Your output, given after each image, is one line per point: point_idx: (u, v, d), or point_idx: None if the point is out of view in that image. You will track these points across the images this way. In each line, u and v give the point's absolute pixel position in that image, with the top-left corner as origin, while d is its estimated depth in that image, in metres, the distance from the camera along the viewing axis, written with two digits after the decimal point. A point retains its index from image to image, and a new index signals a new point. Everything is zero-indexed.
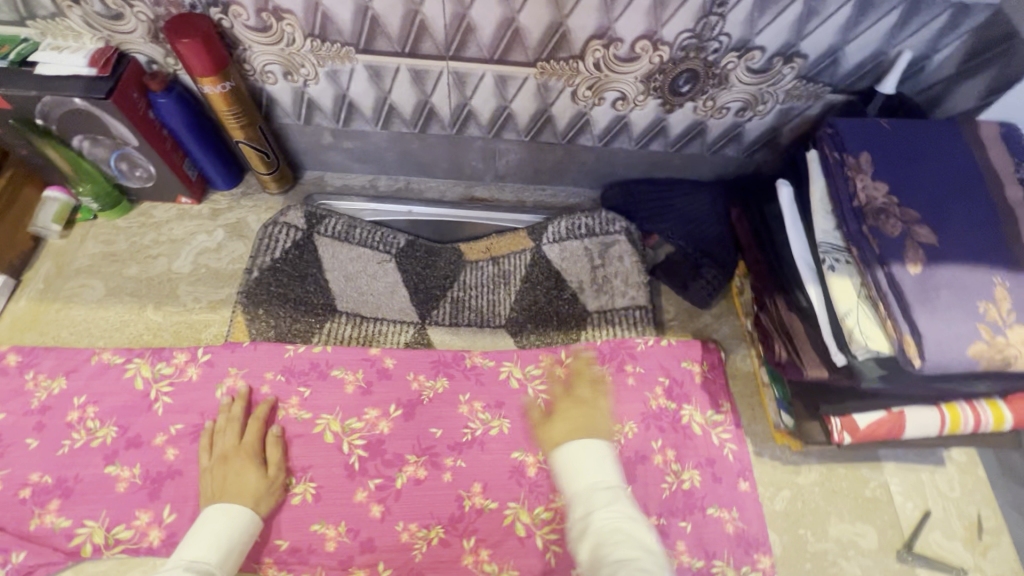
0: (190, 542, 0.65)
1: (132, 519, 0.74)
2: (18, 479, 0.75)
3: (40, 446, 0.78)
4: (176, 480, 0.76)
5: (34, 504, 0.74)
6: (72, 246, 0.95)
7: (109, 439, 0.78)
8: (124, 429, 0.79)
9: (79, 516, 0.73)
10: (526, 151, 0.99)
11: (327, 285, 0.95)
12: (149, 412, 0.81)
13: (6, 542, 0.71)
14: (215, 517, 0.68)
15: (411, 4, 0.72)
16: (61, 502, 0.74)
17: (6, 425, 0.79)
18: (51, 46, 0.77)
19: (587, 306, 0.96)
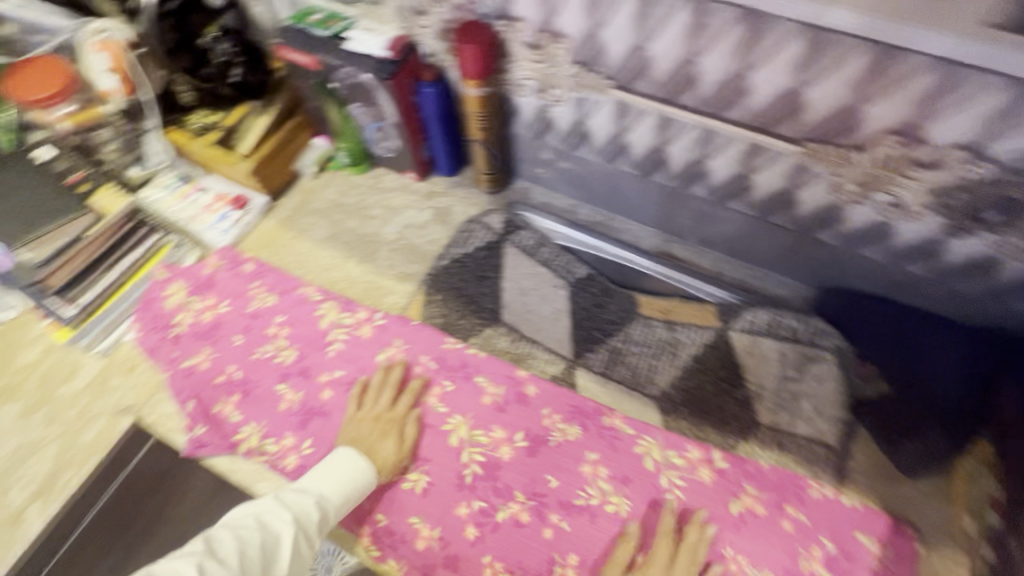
0: (324, 474, 0.72)
1: (281, 437, 0.84)
2: (219, 366, 0.90)
3: (242, 345, 0.92)
4: (321, 419, 0.85)
5: (223, 391, 0.88)
6: (317, 188, 1.11)
7: (288, 361, 0.90)
8: (301, 357, 0.90)
9: (248, 416, 0.86)
10: (748, 226, 0.89)
11: (499, 293, 0.97)
12: (323, 350, 0.90)
13: (196, 413, 0.86)
14: (346, 465, 0.74)
15: (690, 54, 0.67)
16: (240, 398, 0.87)
17: (228, 318, 0.95)
18: (364, 27, 0.89)
19: (759, 416, 0.83)
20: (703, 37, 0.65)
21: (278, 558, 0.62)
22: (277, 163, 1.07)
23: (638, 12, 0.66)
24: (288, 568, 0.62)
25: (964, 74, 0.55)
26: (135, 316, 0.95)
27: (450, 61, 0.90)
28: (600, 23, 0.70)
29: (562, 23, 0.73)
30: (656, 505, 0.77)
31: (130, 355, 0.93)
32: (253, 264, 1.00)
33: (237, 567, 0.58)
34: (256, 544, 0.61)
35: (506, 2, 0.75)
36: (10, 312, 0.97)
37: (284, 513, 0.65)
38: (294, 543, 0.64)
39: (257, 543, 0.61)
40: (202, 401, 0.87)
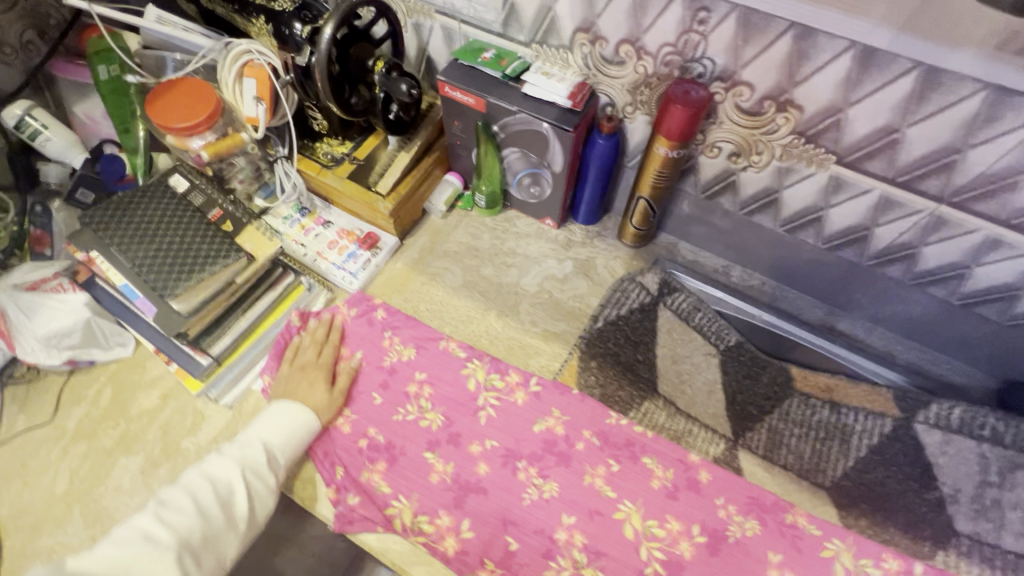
0: (265, 424, 0.75)
1: (436, 515, 0.75)
2: (359, 428, 0.81)
3: (382, 404, 0.83)
4: (481, 497, 0.76)
5: (367, 458, 0.79)
6: (447, 228, 1.03)
7: (435, 426, 0.81)
8: (449, 422, 0.82)
9: (398, 488, 0.77)
10: (939, 311, 0.84)
11: (655, 362, 0.91)
12: (473, 416, 0.82)
13: (346, 482, 0.77)
14: (281, 410, 0.77)
15: (959, 143, 0.61)
16: (388, 466, 0.79)
17: (365, 371, 0.86)
18: (541, 71, 0.82)
19: (956, 522, 0.77)
20: (987, 129, 0.59)
21: (235, 496, 0.68)
22: (412, 202, 0.99)
23: (911, 95, 0.60)
24: (245, 502, 0.68)
25: None
26: (264, 369, 0.85)
27: (632, 113, 0.83)
28: (853, 100, 0.63)
29: (801, 95, 0.66)
30: None
31: (258, 406, 0.85)
32: (387, 309, 0.91)
33: (190, 509, 0.65)
34: (208, 490, 0.67)
35: (736, 66, 0.68)
36: (124, 349, 0.89)
37: (235, 462, 0.70)
38: (244, 484, 0.69)
39: (207, 491, 0.67)
40: (350, 468, 0.79)
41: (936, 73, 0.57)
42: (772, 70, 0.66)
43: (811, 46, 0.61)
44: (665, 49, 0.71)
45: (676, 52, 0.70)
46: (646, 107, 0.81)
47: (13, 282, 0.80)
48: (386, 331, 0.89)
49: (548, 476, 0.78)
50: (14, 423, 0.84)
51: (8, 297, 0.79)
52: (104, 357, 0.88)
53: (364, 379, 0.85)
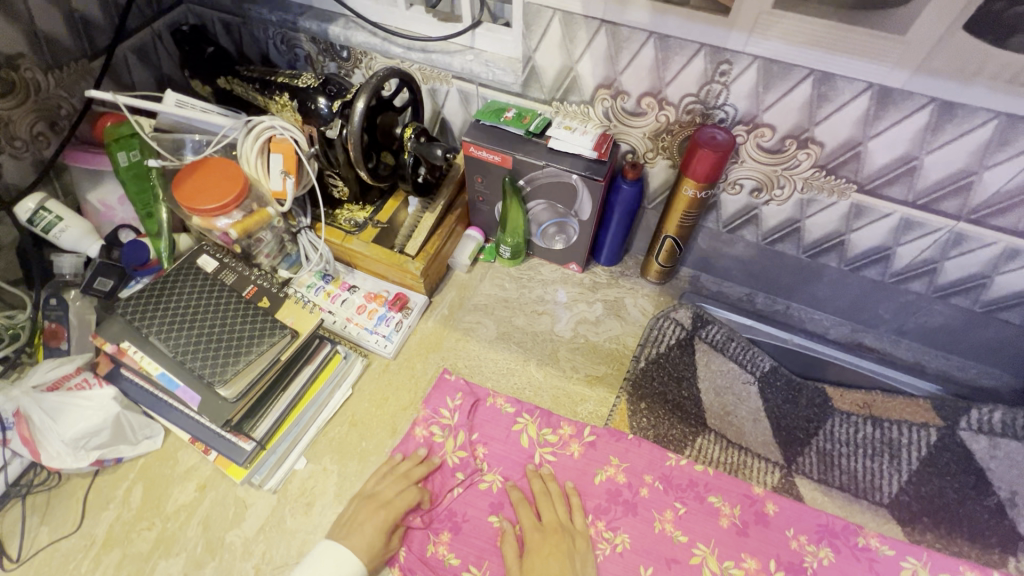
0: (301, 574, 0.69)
1: None
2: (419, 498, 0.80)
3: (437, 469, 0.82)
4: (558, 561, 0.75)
5: (429, 530, 0.78)
6: (473, 282, 1.04)
7: (494, 488, 0.81)
8: (508, 481, 0.81)
9: (466, 559, 0.76)
10: (960, 319, 0.88)
11: (699, 395, 0.91)
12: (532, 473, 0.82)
13: (412, 562, 0.75)
14: (317, 558, 0.70)
15: (975, 165, 0.66)
16: (451, 536, 0.77)
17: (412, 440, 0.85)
18: (563, 125, 0.85)
19: (1018, 525, 0.79)
20: (1000, 153, 0.64)
21: None
22: (438, 260, 0.99)
23: (927, 127, 0.65)
24: None
25: None
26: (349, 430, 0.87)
27: (654, 159, 0.86)
28: (872, 134, 0.68)
29: (821, 132, 0.71)
30: None
31: (305, 486, 0.82)
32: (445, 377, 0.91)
33: None
34: None
35: (757, 110, 0.72)
36: (152, 441, 0.84)
37: None
38: None
39: None
40: (412, 546, 0.76)
41: (950, 107, 0.62)
42: (793, 112, 0.70)
43: (830, 90, 0.66)
44: (688, 99, 0.75)
45: (698, 101, 0.75)
46: (667, 153, 0.84)
47: (33, 384, 0.76)
48: (438, 394, 0.89)
49: (618, 528, 0.77)
50: (37, 537, 0.77)
51: (33, 401, 0.74)
52: (133, 453, 0.82)
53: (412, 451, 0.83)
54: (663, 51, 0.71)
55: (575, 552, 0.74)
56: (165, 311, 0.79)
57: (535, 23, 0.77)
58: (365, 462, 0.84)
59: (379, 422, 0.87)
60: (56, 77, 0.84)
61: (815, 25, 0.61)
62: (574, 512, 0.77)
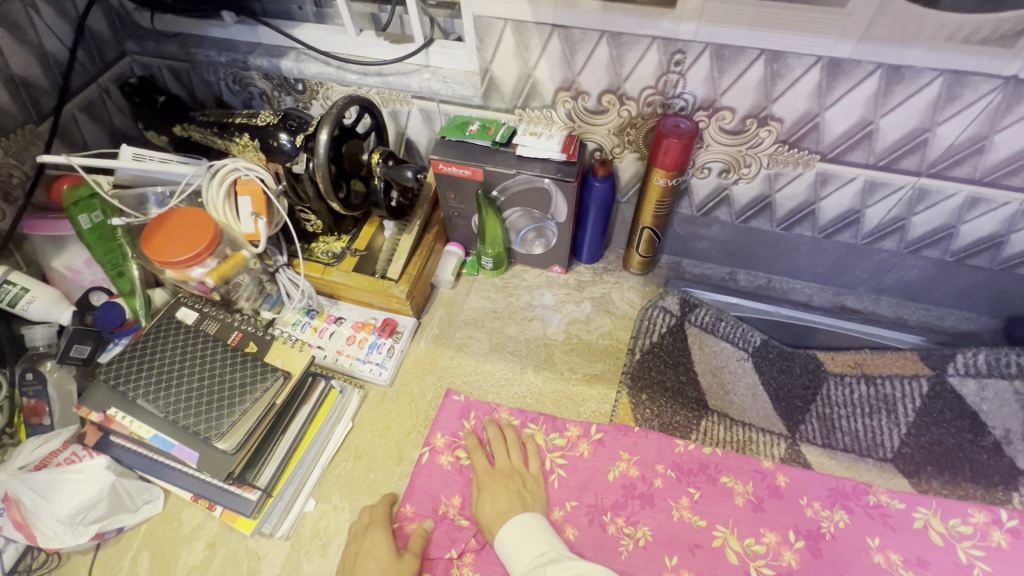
0: None
1: None
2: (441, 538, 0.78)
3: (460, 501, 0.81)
4: None
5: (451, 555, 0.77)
6: (460, 297, 1.04)
7: None
8: None
9: None
10: (934, 271, 0.90)
11: (697, 378, 0.92)
12: (547, 482, 0.81)
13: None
14: None
15: (928, 123, 0.68)
16: (475, 557, 0.77)
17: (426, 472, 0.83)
18: (529, 131, 0.85)
19: (1017, 461, 0.81)
20: (950, 108, 0.66)
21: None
22: (422, 280, 0.99)
23: (878, 92, 0.67)
24: None
25: None
26: (355, 463, 0.86)
27: (622, 154, 0.87)
28: (827, 104, 0.70)
29: (779, 108, 0.73)
30: None
31: (318, 528, 0.80)
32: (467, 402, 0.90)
33: None
34: None
35: (715, 95, 0.74)
36: (153, 505, 0.81)
37: None
38: None
39: None
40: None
41: (897, 70, 0.64)
42: (749, 93, 0.72)
43: (782, 66, 0.68)
44: (647, 92, 0.76)
45: (658, 93, 0.76)
46: (633, 146, 0.85)
47: (19, 465, 0.72)
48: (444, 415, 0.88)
49: (638, 522, 0.77)
50: None
51: (22, 482, 0.70)
52: (134, 520, 0.79)
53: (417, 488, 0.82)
54: (616, 49, 0.72)
55: (529, 490, 0.78)
56: (151, 370, 0.77)
57: (488, 36, 0.77)
58: (376, 495, 0.83)
59: (383, 452, 0.87)
60: (3, 145, 0.81)
61: (753, 7, 0.63)
62: (595, 516, 0.78)
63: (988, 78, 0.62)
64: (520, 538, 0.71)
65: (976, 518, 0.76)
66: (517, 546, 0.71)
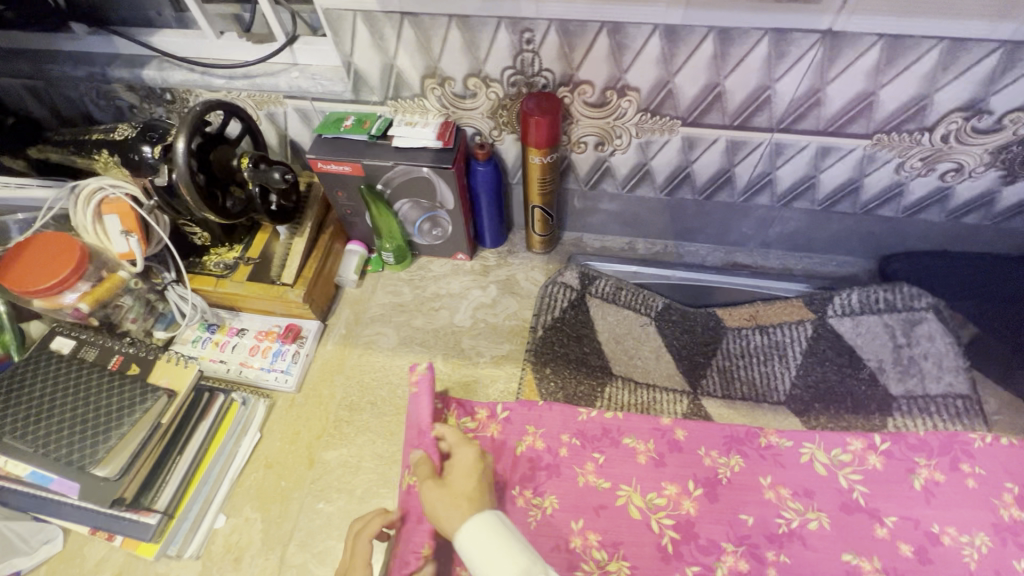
0: None
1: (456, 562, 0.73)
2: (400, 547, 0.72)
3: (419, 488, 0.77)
4: None
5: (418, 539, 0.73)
6: (366, 295, 1.03)
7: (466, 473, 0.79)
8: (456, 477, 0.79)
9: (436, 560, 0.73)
10: (809, 220, 0.95)
11: (601, 347, 0.95)
12: None
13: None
14: None
15: (766, 81, 0.72)
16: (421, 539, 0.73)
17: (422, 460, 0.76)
18: (404, 122, 0.85)
19: (890, 388, 0.87)
20: (782, 63, 0.69)
21: None
22: (322, 281, 0.98)
23: (715, 54, 0.70)
24: None
25: None
26: (265, 472, 0.85)
27: (500, 136, 0.88)
28: (674, 70, 0.73)
29: (632, 77, 0.75)
30: (849, 507, 0.77)
31: (229, 542, 0.79)
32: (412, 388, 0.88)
33: None
34: None
35: (571, 70, 0.75)
36: (52, 544, 0.78)
37: None
38: None
39: None
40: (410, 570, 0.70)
41: (727, 32, 0.67)
42: (602, 65, 0.74)
43: (624, 37, 0.69)
44: (508, 72, 0.77)
45: (518, 72, 0.77)
46: (509, 127, 0.86)
47: None
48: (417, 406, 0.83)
49: (545, 492, 0.80)
50: None
51: None
52: (31, 562, 0.76)
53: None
54: (467, 32, 0.72)
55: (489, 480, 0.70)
56: (25, 406, 0.74)
57: (341, 28, 0.75)
58: (288, 502, 0.82)
59: (294, 458, 0.86)
60: None
61: None
62: (504, 491, 0.80)
63: (808, 33, 0.65)
64: (498, 543, 0.57)
65: (853, 446, 0.81)
66: (491, 550, 0.56)
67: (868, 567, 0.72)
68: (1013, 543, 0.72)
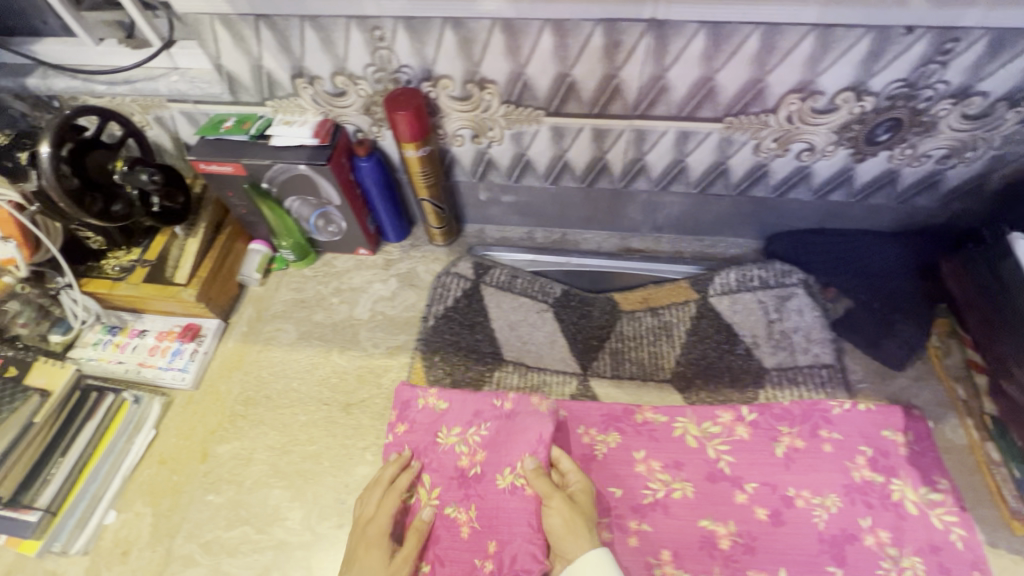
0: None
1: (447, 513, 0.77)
2: (481, 545, 0.74)
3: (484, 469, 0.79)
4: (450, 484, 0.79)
5: (456, 500, 0.78)
6: (269, 293, 1.05)
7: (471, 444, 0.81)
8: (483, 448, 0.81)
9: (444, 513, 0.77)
10: (691, 204, 0.98)
11: (493, 335, 0.97)
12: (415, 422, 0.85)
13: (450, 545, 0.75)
14: None
15: (611, 70, 0.75)
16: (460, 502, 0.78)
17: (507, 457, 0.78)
18: (282, 121, 0.87)
19: (764, 362, 0.90)
20: (619, 53, 0.72)
21: None
22: (221, 280, 1.00)
23: (556, 45, 0.73)
24: None
25: (837, 31, 0.66)
26: (156, 468, 0.87)
27: (380, 131, 0.91)
28: (523, 62, 0.75)
29: (486, 70, 0.77)
30: (714, 476, 0.80)
31: (116, 537, 0.81)
32: (518, 396, 0.84)
33: None
34: None
35: (429, 65, 0.78)
36: None
37: None
38: None
39: None
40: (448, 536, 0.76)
41: (560, 23, 0.70)
42: (454, 59, 0.76)
43: (468, 32, 0.72)
44: (370, 69, 0.80)
45: (379, 69, 0.79)
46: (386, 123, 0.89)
47: None
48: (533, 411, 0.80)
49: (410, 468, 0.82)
50: None
51: None
52: None
53: (527, 510, 0.74)
54: (321, 31, 0.75)
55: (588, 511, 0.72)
56: None
57: (202, 31, 0.77)
58: (178, 496, 0.84)
59: (186, 452, 0.88)
60: None
61: None
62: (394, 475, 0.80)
63: (635, 23, 0.68)
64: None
65: (722, 418, 0.84)
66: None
67: (723, 530, 0.75)
68: (861, 503, 0.75)
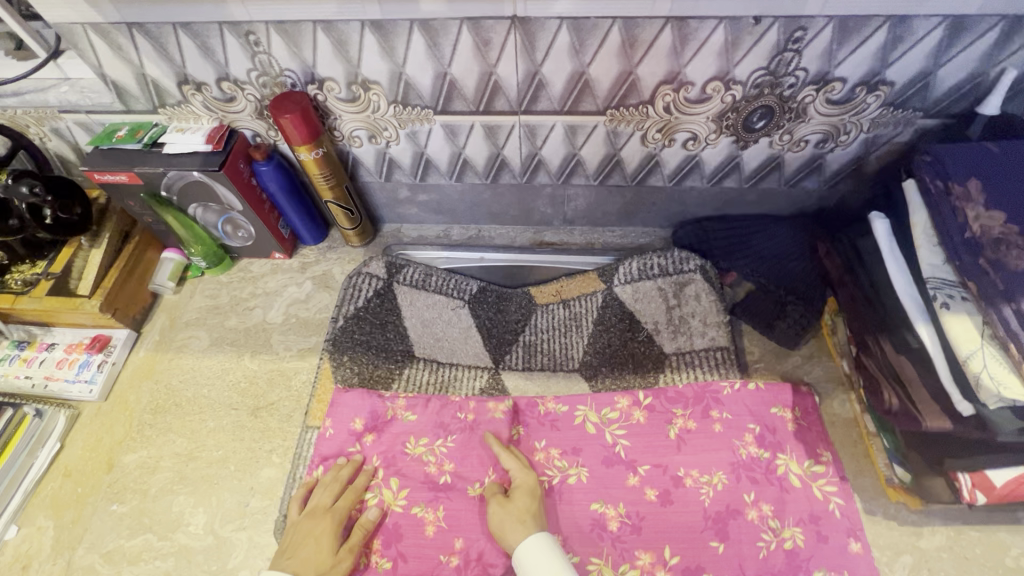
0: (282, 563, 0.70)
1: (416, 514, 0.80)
2: (445, 542, 0.78)
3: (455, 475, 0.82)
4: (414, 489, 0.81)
5: (427, 500, 0.80)
6: (184, 300, 1.05)
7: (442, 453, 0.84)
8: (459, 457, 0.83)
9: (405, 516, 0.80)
10: (595, 195, 1.00)
11: (405, 332, 0.98)
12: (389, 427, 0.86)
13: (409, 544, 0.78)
14: None
15: (486, 67, 0.76)
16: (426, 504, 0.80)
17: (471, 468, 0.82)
18: (176, 129, 0.88)
19: (663, 347, 0.94)
20: (491, 50, 0.74)
21: None
22: (130, 290, 0.99)
23: (428, 45, 0.74)
24: None
25: (691, 23, 0.69)
26: (61, 481, 0.87)
27: (277, 135, 0.91)
28: (400, 62, 0.76)
29: (367, 71, 0.78)
30: (610, 460, 0.82)
31: (17, 551, 0.81)
32: (479, 404, 0.87)
33: None
34: None
35: (309, 68, 0.78)
36: None
37: None
38: None
39: None
40: (407, 537, 0.78)
41: (427, 23, 0.71)
42: (333, 61, 0.77)
43: (340, 33, 0.73)
44: (254, 74, 0.80)
45: (262, 73, 0.80)
46: None
47: None
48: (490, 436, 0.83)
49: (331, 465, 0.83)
50: None
51: None
52: None
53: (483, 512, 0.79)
54: (197, 38, 0.76)
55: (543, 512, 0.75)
56: None
57: (78, 41, 0.77)
58: (82, 507, 0.84)
59: (92, 464, 0.88)
60: None
61: None
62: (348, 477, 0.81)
63: (498, 20, 0.70)
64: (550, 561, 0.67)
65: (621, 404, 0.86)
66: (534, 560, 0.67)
67: (613, 513, 0.78)
68: (746, 478, 0.78)
